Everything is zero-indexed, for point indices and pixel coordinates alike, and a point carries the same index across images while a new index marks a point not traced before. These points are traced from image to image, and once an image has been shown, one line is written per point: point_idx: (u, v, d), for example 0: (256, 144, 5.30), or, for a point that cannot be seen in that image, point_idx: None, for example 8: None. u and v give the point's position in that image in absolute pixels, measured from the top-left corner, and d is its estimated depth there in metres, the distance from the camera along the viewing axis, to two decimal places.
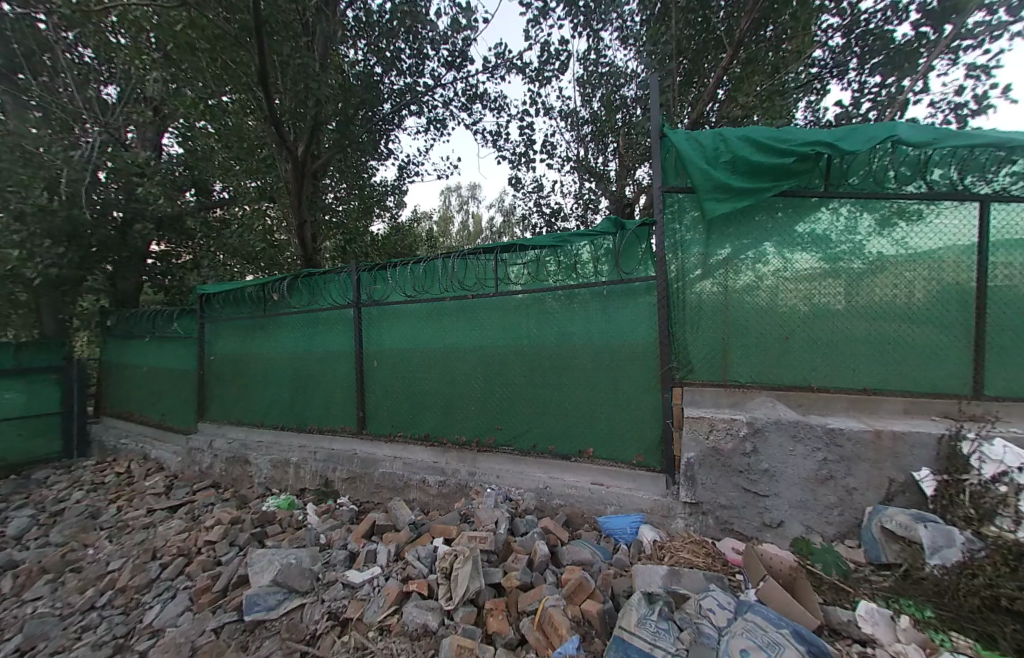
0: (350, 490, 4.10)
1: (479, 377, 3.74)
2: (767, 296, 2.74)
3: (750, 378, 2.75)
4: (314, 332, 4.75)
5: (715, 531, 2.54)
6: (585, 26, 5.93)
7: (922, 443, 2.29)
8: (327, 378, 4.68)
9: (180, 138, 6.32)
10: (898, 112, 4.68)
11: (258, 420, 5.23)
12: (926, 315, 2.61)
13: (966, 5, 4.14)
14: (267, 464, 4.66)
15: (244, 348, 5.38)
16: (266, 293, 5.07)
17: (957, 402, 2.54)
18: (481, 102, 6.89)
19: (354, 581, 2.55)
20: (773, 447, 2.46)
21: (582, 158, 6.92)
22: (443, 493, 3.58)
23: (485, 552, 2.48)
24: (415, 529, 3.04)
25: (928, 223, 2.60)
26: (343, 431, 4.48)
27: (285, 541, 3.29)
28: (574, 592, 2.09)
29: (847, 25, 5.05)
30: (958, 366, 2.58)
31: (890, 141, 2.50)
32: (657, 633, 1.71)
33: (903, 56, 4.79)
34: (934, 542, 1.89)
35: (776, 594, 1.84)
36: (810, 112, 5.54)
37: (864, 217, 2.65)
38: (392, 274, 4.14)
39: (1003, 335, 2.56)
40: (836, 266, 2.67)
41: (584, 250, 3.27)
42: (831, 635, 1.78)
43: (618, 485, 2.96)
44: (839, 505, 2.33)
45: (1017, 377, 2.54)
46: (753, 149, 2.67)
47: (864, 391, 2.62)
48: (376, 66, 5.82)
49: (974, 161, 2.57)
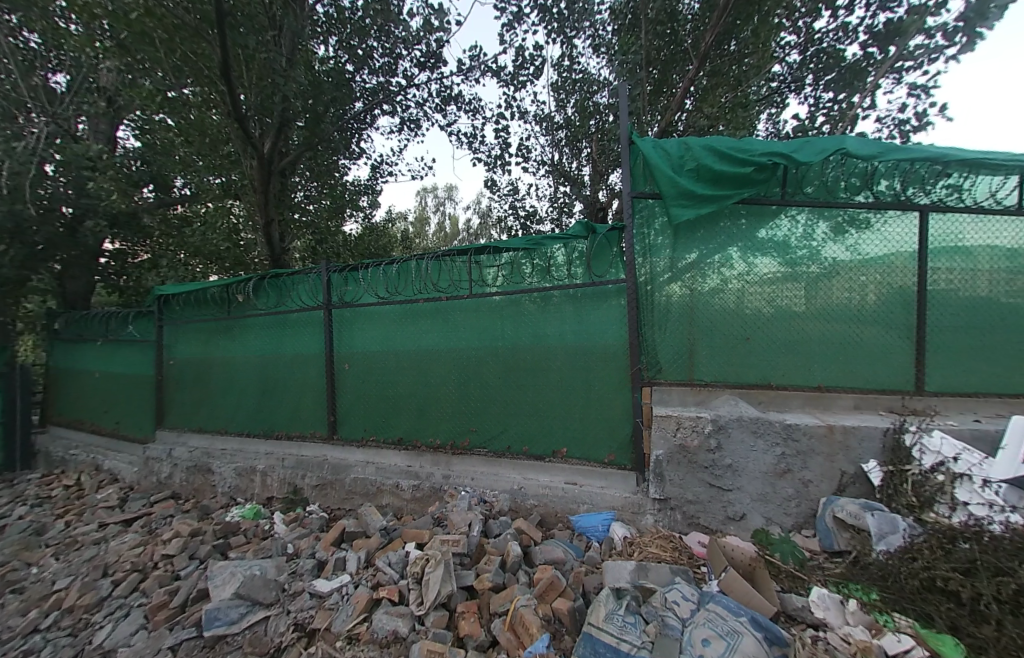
0: (320, 497, 3.97)
1: (454, 379, 3.72)
2: (733, 298, 2.85)
3: (716, 377, 2.85)
4: (282, 336, 4.61)
5: (683, 526, 2.61)
6: (559, 33, 6.02)
7: (869, 436, 2.44)
8: (296, 383, 4.55)
9: (137, 131, 6.04)
10: (849, 126, 4.99)
11: (222, 427, 5.04)
12: (875, 316, 2.78)
13: (908, 28, 4.44)
14: (231, 473, 4.46)
15: (207, 352, 5.17)
16: (230, 294, 4.89)
17: (902, 397, 2.73)
18: (456, 103, 6.88)
19: (322, 590, 2.49)
20: (735, 442, 2.55)
21: (557, 163, 7.01)
22: (417, 497, 3.53)
23: (458, 554, 2.47)
24: (387, 534, 2.99)
25: (878, 231, 2.77)
26: (313, 437, 4.36)
27: (250, 551, 3.16)
28: (546, 591, 2.11)
29: (803, 42, 5.33)
30: (903, 364, 2.77)
31: (841, 153, 2.66)
32: (623, 627, 1.75)
33: (852, 74, 5.11)
34: (881, 529, 2.03)
35: (736, 584, 1.90)
36: (771, 124, 5.82)
37: (819, 224, 2.80)
38: (364, 275, 4.06)
39: (939, 334, 2.78)
40: (796, 270, 2.81)
41: (558, 252, 3.29)
42: (786, 621, 1.83)
43: (591, 484, 3.01)
44: (796, 497, 2.45)
45: (951, 373, 2.77)
46: (716, 157, 2.77)
47: (818, 388, 2.76)
48: (348, 63, 5.73)
49: (917, 173, 2.76)
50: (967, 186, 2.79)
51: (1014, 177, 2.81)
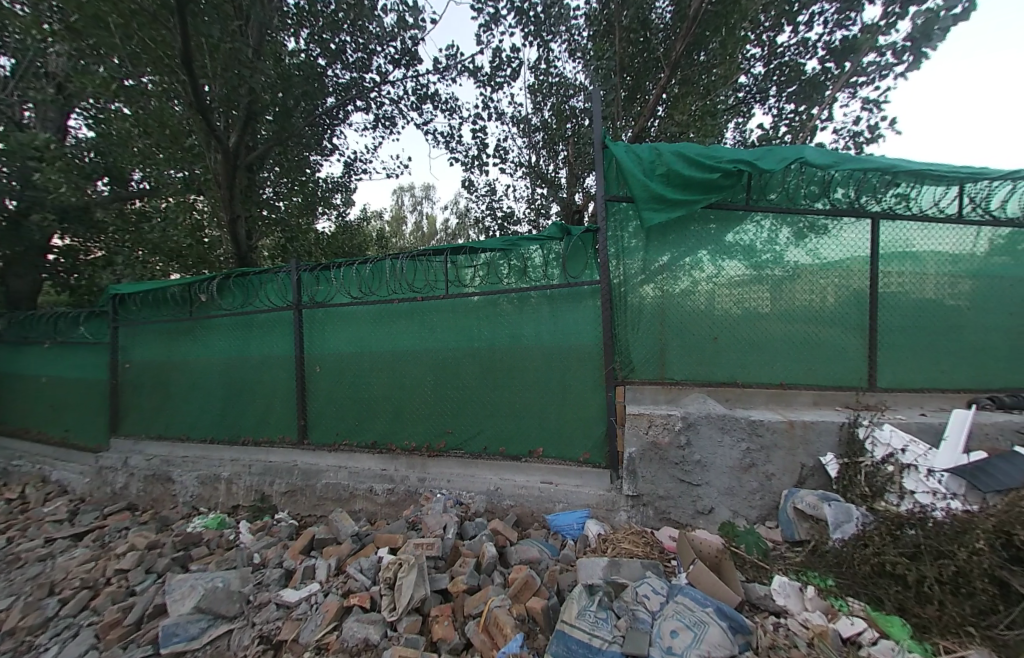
0: (289, 504, 3.84)
1: (429, 379, 3.68)
2: (702, 299, 2.94)
3: (686, 376, 2.93)
4: (249, 337, 4.45)
5: (655, 521, 2.66)
6: (536, 36, 6.06)
7: (827, 431, 2.56)
8: (263, 386, 4.40)
9: (90, 120, 5.71)
10: (809, 136, 5.25)
11: (184, 433, 4.83)
12: (833, 317, 2.93)
13: (861, 45, 4.71)
14: (192, 481, 4.24)
15: (167, 355, 4.93)
16: (193, 293, 4.68)
17: (856, 393, 2.89)
18: (432, 102, 6.80)
19: (290, 600, 2.41)
20: (703, 439, 2.63)
21: (534, 165, 7.05)
22: (391, 501, 3.45)
23: (432, 558, 2.43)
24: (359, 540, 2.93)
25: (834, 237, 2.93)
26: (283, 441, 4.24)
27: (213, 563, 3.02)
28: (520, 591, 2.11)
29: (767, 55, 5.55)
30: (857, 362, 2.93)
31: (800, 162, 2.79)
32: (595, 623, 1.78)
33: (812, 87, 5.39)
34: (837, 519, 2.11)
35: (703, 576, 1.96)
36: (738, 132, 6.04)
37: (782, 229, 2.93)
38: (335, 275, 3.95)
39: (889, 333, 2.97)
40: (761, 273, 2.92)
41: (534, 253, 3.30)
42: (751, 610, 1.89)
43: (566, 483, 3.04)
44: (759, 490, 2.54)
45: (899, 370, 2.96)
46: (685, 163, 2.84)
47: (781, 386, 2.89)
48: (320, 58, 5.61)
49: (869, 182, 2.93)
50: (914, 195, 2.98)
51: (955, 187, 3.02)
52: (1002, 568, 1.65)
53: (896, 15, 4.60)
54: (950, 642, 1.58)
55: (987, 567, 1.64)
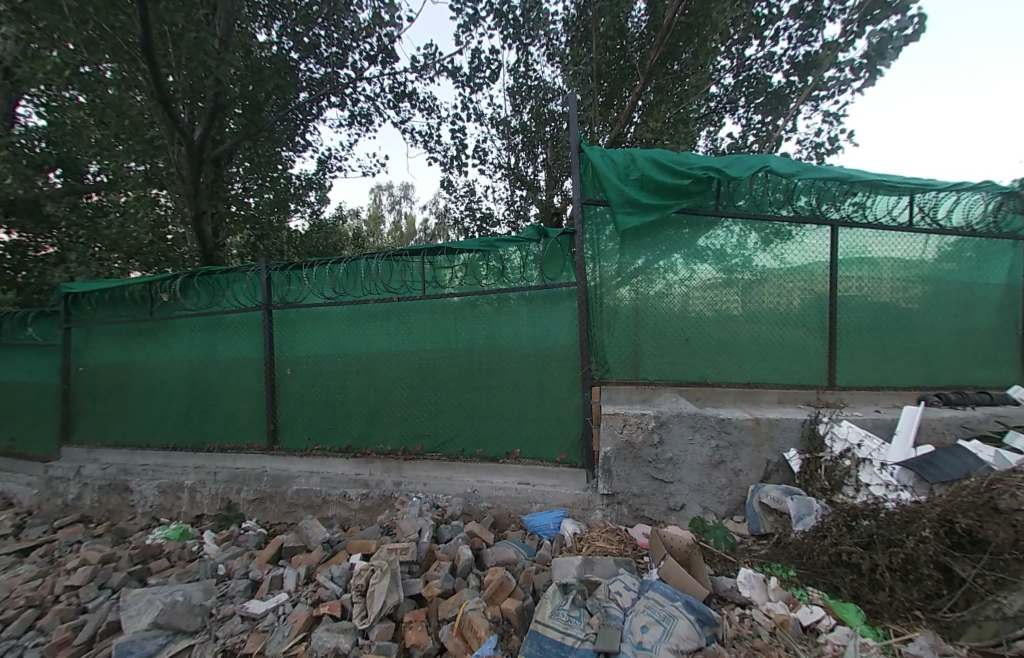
0: (257, 512, 3.70)
1: (405, 381, 3.64)
2: (676, 302, 3.01)
3: (659, 376, 3.00)
4: (215, 339, 4.29)
5: (629, 519, 2.70)
6: (515, 39, 6.09)
7: (790, 427, 2.67)
8: (231, 390, 4.25)
9: (41, 108, 5.38)
10: (775, 146, 5.49)
11: (146, 440, 4.63)
12: (796, 318, 3.07)
13: (822, 61, 4.94)
14: (152, 491, 4.03)
15: (126, 357, 4.69)
16: (154, 292, 4.47)
17: (817, 391, 3.04)
18: (410, 101, 6.71)
19: (256, 611, 2.32)
20: (675, 437, 2.68)
21: (513, 166, 7.08)
22: (365, 506, 3.36)
23: (406, 563, 2.39)
24: (330, 547, 2.86)
25: (799, 242, 3.07)
26: (251, 448, 4.11)
27: (174, 575, 2.88)
28: (495, 593, 2.11)
29: (737, 67, 5.75)
30: (818, 361, 3.08)
31: (766, 170, 2.89)
32: (568, 621, 1.80)
33: (777, 99, 5.62)
34: (799, 512, 2.24)
35: (673, 570, 2.00)
36: (709, 140, 6.23)
37: (750, 235, 3.04)
38: (308, 274, 3.84)
39: (847, 334, 3.13)
40: (730, 276, 3.03)
41: (512, 255, 3.29)
42: (718, 602, 1.94)
43: (543, 483, 3.05)
44: (728, 486, 2.63)
45: (856, 369, 3.13)
46: (658, 169, 2.88)
47: (748, 385, 3.00)
48: (293, 51, 5.47)
49: (829, 191, 3.07)
50: (869, 203, 3.15)
51: (906, 197, 3.20)
52: (945, 554, 1.74)
53: (855, 33, 4.85)
54: (899, 626, 1.67)
55: (932, 554, 1.73)
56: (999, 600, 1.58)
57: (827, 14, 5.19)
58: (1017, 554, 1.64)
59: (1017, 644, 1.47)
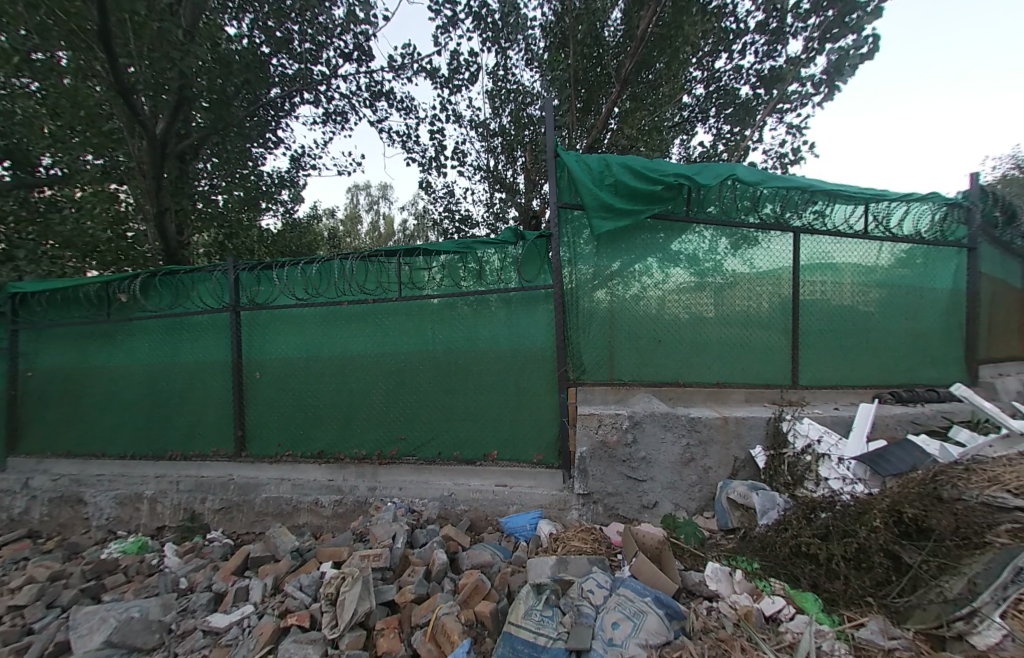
0: (223, 522, 3.56)
1: (380, 383, 3.58)
2: (651, 304, 3.08)
3: (633, 377, 3.05)
4: (179, 341, 4.12)
5: (604, 518, 2.72)
6: (493, 42, 6.11)
7: (756, 425, 2.78)
8: (196, 395, 4.08)
9: None
10: (743, 156, 5.72)
11: (102, 449, 4.39)
12: (762, 320, 3.20)
13: (786, 75, 5.18)
14: (108, 502, 3.81)
15: (81, 361, 4.45)
16: (112, 292, 4.26)
17: (781, 390, 3.17)
18: (387, 100, 6.62)
19: (219, 625, 2.23)
20: (648, 436, 2.74)
21: (492, 169, 7.10)
22: (338, 513, 3.28)
23: (379, 569, 2.35)
24: (299, 556, 2.78)
25: (765, 248, 3.19)
26: (217, 455, 3.96)
27: (131, 591, 2.73)
28: (470, 595, 2.10)
29: (707, 79, 5.94)
30: (782, 362, 3.21)
31: (733, 179, 2.99)
32: (541, 621, 1.80)
33: (745, 111, 5.85)
34: (764, 506, 2.34)
35: (644, 567, 2.03)
36: (682, 149, 6.42)
37: (721, 240, 3.14)
38: (278, 275, 3.74)
39: (810, 336, 3.27)
40: (702, 280, 3.12)
41: (490, 257, 3.29)
42: (687, 597, 1.97)
43: (520, 484, 3.05)
44: (698, 483, 2.70)
45: (818, 370, 3.28)
46: (631, 175, 2.94)
47: (717, 385, 3.10)
48: (264, 45, 5.33)
49: (792, 200, 3.21)
50: (829, 212, 3.31)
51: (862, 206, 3.38)
52: (895, 542, 1.84)
53: (816, 50, 5.09)
54: (852, 612, 1.75)
55: (883, 542, 1.82)
56: (941, 585, 1.68)
57: (791, 31, 5.43)
58: (956, 540, 1.79)
59: (956, 624, 1.54)
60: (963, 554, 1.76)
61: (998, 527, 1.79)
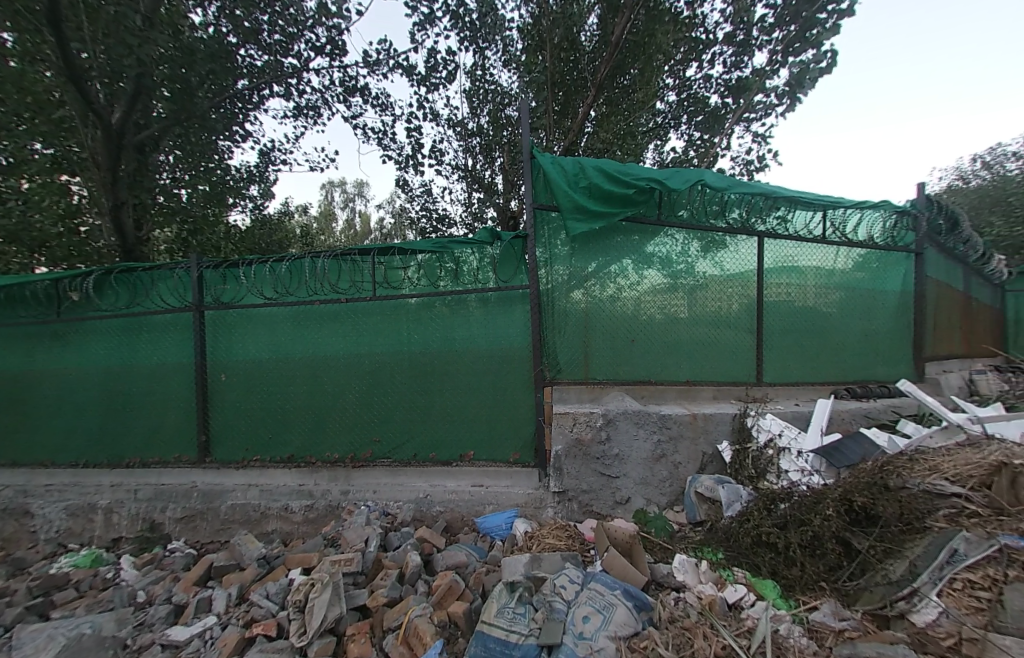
0: (185, 532, 3.41)
1: (354, 385, 3.52)
2: (625, 305, 3.14)
3: (607, 376, 3.10)
4: (136, 342, 3.93)
5: (578, 515, 2.76)
6: (471, 42, 6.11)
7: (722, 420, 2.88)
8: (156, 398, 3.90)
9: None
10: (712, 162, 5.92)
11: (51, 458, 4.14)
12: (730, 321, 3.32)
13: (752, 86, 5.39)
14: (58, 514, 3.59)
15: (26, 364, 4.17)
16: (62, 290, 4.02)
17: (747, 387, 3.30)
18: (362, 95, 6.49)
19: (179, 638, 2.14)
20: (621, 433, 2.79)
21: (470, 169, 7.08)
22: (309, 518, 3.20)
23: (350, 575, 2.30)
24: (266, 563, 2.70)
25: (733, 251, 3.31)
26: (179, 462, 3.79)
27: (83, 606, 2.58)
28: (443, 597, 2.09)
29: (680, 86, 6.10)
30: (748, 361, 3.34)
31: (701, 184, 3.08)
32: (513, 619, 1.81)
33: (714, 119, 6.06)
34: (729, 497, 2.43)
35: (615, 561, 2.06)
36: (656, 154, 6.58)
37: (692, 243, 3.24)
38: (245, 273, 3.62)
39: (774, 335, 3.42)
40: (675, 282, 3.21)
41: (466, 257, 3.28)
42: (656, 588, 2.02)
43: (496, 484, 3.03)
44: (668, 478, 2.78)
45: (781, 368, 3.43)
46: (605, 178, 2.98)
47: (687, 383, 3.19)
48: (231, 35, 5.15)
49: (757, 205, 3.34)
50: (790, 218, 3.46)
51: (821, 213, 3.55)
52: (845, 529, 1.95)
53: (779, 63, 5.32)
54: (807, 597, 1.85)
55: (835, 530, 1.92)
56: (886, 567, 1.79)
57: (756, 43, 5.65)
58: (901, 525, 1.91)
59: (898, 604, 1.65)
60: (907, 539, 1.88)
61: (935, 513, 1.94)
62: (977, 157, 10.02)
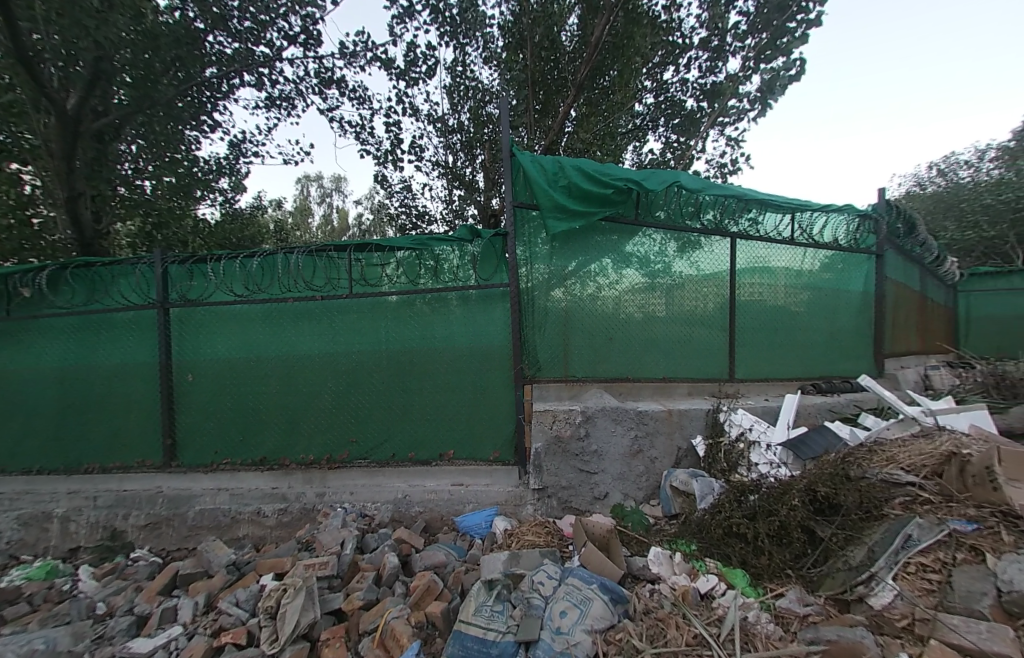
0: (150, 539, 3.27)
1: (330, 384, 3.44)
2: (604, 303, 3.18)
3: (586, 374, 3.13)
4: (95, 340, 3.74)
5: (557, 511, 2.78)
6: (451, 38, 6.06)
7: (696, 416, 2.95)
8: (117, 399, 3.73)
9: None
10: (688, 164, 6.05)
11: None
12: (705, 319, 3.40)
13: (725, 91, 5.54)
14: (9, 524, 3.39)
15: None
16: (12, 286, 3.79)
17: (721, 384, 3.39)
18: (339, 88, 6.33)
19: (143, 650, 2.06)
20: (599, 430, 2.82)
21: (451, 166, 7.02)
22: (283, 522, 3.14)
23: (325, 578, 2.25)
24: (236, 569, 2.61)
25: (708, 251, 3.39)
26: (142, 466, 3.63)
27: (37, 621, 2.44)
28: (421, 597, 2.07)
29: (657, 89, 6.19)
30: (722, 358, 3.43)
31: (677, 185, 3.14)
32: (491, 617, 1.82)
33: (690, 122, 6.20)
34: (702, 491, 2.49)
35: (593, 557, 2.09)
36: (635, 155, 6.67)
37: (669, 243, 3.31)
38: (214, 269, 3.49)
39: (746, 333, 3.52)
40: (653, 281, 3.26)
41: (445, 254, 3.25)
42: (632, 581, 2.05)
43: (476, 482, 3.03)
44: (645, 473, 2.83)
45: (753, 365, 3.54)
46: (583, 178, 3.01)
47: (663, 380, 3.26)
48: (198, 21, 4.94)
49: (730, 207, 3.44)
50: (761, 220, 3.57)
51: (790, 216, 3.67)
52: (810, 518, 2.02)
53: (752, 69, 5.48)
54: (774, 584, 1.90)
55: (800, 519, 2.00)
56: (847, 554, 1.87)
57: (730, 50, 5.80)
58: (860, 513, 2.01)
59: (857, 589, 1.73)
60: (865, 526, 1.97)
61: (892, 501, 2.05)
62: (934, 165, 10.56)
